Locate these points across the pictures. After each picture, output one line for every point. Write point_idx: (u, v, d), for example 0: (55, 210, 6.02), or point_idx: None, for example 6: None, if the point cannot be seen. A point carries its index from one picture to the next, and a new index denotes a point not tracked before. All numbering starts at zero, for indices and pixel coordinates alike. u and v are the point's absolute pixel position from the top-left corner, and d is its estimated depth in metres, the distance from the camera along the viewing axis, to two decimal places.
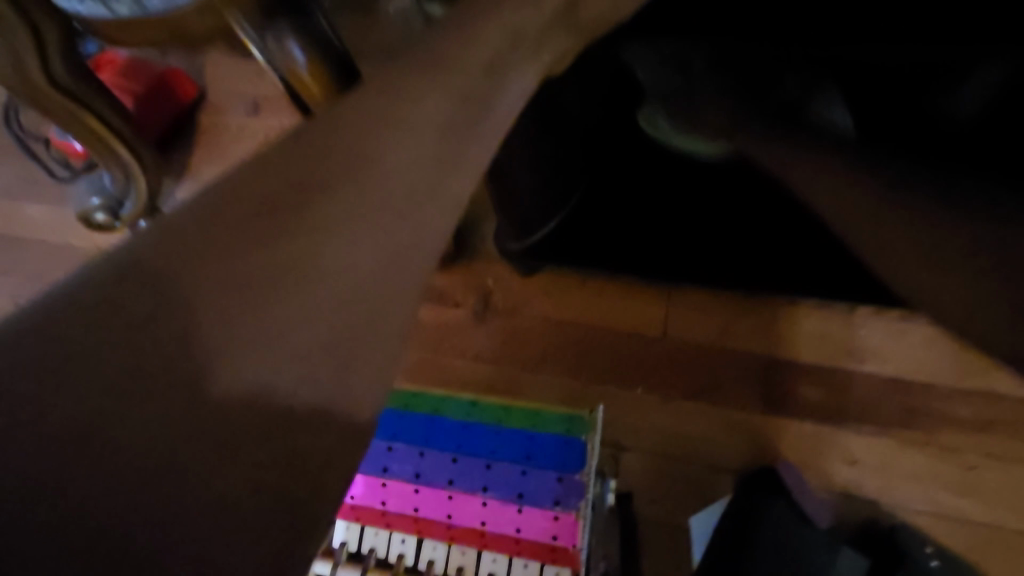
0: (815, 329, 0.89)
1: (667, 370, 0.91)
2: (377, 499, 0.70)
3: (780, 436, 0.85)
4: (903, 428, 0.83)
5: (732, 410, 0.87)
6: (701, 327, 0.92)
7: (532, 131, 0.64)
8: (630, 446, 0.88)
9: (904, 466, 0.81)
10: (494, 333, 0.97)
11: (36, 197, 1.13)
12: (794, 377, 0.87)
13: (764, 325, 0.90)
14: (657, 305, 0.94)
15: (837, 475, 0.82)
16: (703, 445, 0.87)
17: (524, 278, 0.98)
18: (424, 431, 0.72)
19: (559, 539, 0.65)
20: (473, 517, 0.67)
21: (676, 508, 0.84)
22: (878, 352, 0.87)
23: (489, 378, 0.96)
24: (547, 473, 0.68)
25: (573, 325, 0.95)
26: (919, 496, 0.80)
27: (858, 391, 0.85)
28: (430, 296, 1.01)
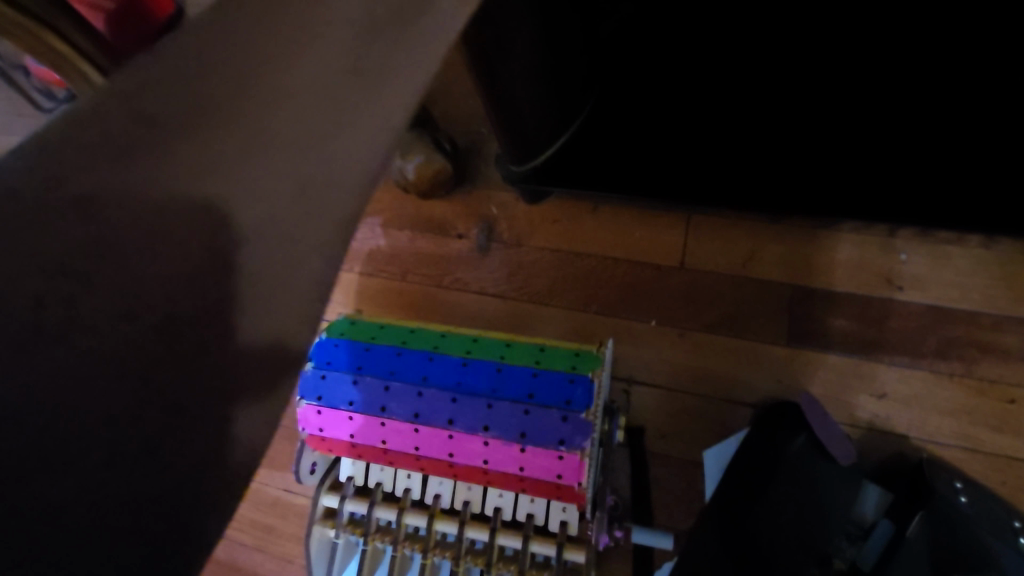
0: (847, 256, 0.81)
1: (684, 301, 0.85)
2: (377, 438, 0.67)
3: (803, 369, 0.80)
4: (939, 359, 0.77)
5: (753, 342, 0.82)
6: (721, 256, 0.85)
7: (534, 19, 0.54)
8: (642, 380, 0.84)
9: (937, 400, 0.76)
10: (498, 266, 0.92)
11: None
12: (821, 307, 0.81)
13: (789, 252, 0.83)
14: (674, 231, 0.87)
15: (862, 409, 0.77)
16: (720, 379, 0.82)
17: (531, 205, 0.91)
18: (421, 368, 0.68)
19: (564, 478, 0.62)
20: (475, 456, 0.65)
21: (688, 444, 0.81)
22: (917, 279, 0.79)
23: (494, 312, 0.91)
24: (551, 412, 0.63)
25: (583, 255, 0.89)
26: (951, 431, 0.75)
27: (891, 320, 0.79)
28: (431, 228, 0.95)
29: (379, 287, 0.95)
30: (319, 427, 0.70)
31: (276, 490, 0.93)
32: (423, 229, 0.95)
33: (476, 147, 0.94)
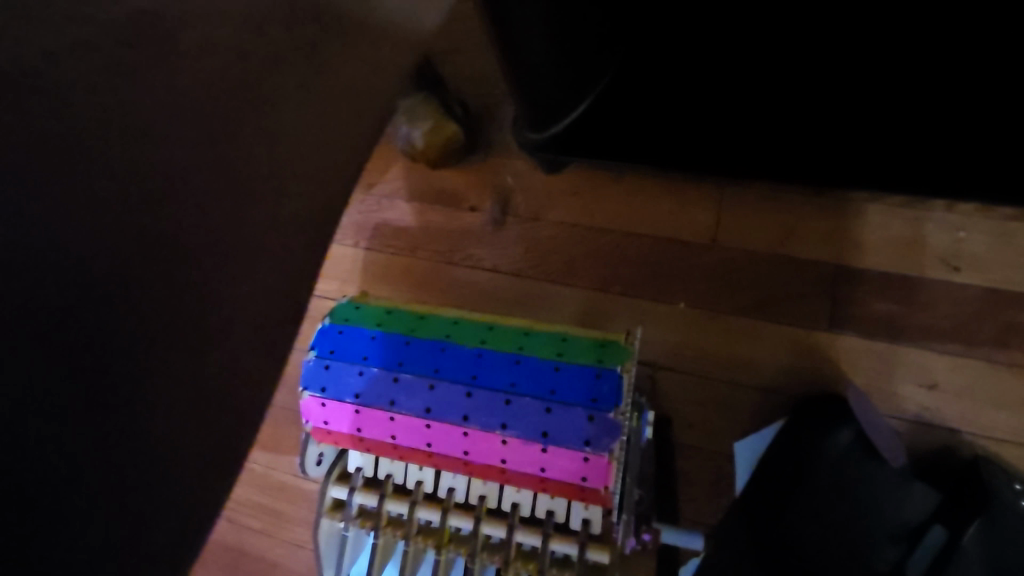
0: (896, 233, 0.74)
1: (715, 282, 0.78)
2: (387, 433, 0.63)
3: (843, 356, 0.74)
4: (997, 347, 0.71)
5: (792, 328, 0.76)
6: (756, 233, 0.78)
7: None
8: (669, 366, 0.78)
9: (993, 392, 0.70)
10: (514, 242, 0.85)
11: None
12: (866, 290, 0.74)
13: (831, 229, 0.75)
14: (707, 206, 0.79)
15: (909, 401, 0.71)
16: (754, 366, 0.76)
17: (550, 175, 0.84)
18: (433, 360, 0.63)
19: (588, 480, 0.58)
20: (492, 455, 0.60)
21: (717, 435, 0.76)
22: (979, 260, 0.72)
23: (510, 292, 0.85)
24: (576, 410, 0.58)
25: (605, 231, 0.82)
26: (1007, 426, 0.69)
27: (945, 305, 0.72)
28: (441, 200, 0.88)
29: (387, 264, 0.89)
30: (324, 420, 0.65)
31: (283, 474, 0.90)
32: (431, 201, 0.88)
33: (489, 110, 0.86)
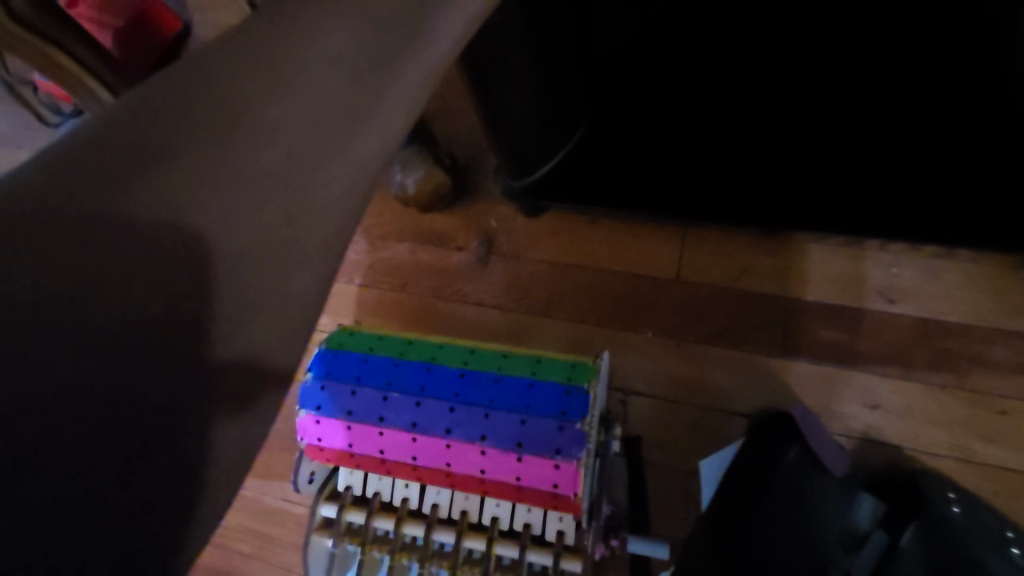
0: (838, 268, 0.83)
1: (681, 313, 0.86)
2: (376, 447, 0.68)
3: (797, 381, 0.81)
4: (932, 371, 0.78)
5: (748, 356, 0.83)
6: (716, 268, 0.86)
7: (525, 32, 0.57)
8: (640, 392, 0.85)
9: (932, 412, 0.77)
10: (499, 279, 0.93)
11: (29, 147, 1.31)
12: (814, 319, 0.82)
13: (781, 264, 0.84)
14: (671, 246, 0.88)
15: (856, 421, 0.78)
16: (714, 390, 0.83)
17: (530, 219, 0.93)
18: (419, 379, 0.69)
19: (560, 487, 0.63)
20: (472, 465, 0.66)
21: (686, 454, 0.82)
22: (913, 293, 0.80)
23: (493, 325, 0.92)
24: (547, 422, 0.64)
25: (581, 268, 0.91)
26: (945, 442, 0.76)
27: (885, 333, 0.80)
28: (433, 241, 0.96)
29: (381, 299, 0.97)
30: (318, 436, 0.71)
31: (275, 499, 0.94)
32: (422, 241, 0.97)
33: (475, 160, 0.96)
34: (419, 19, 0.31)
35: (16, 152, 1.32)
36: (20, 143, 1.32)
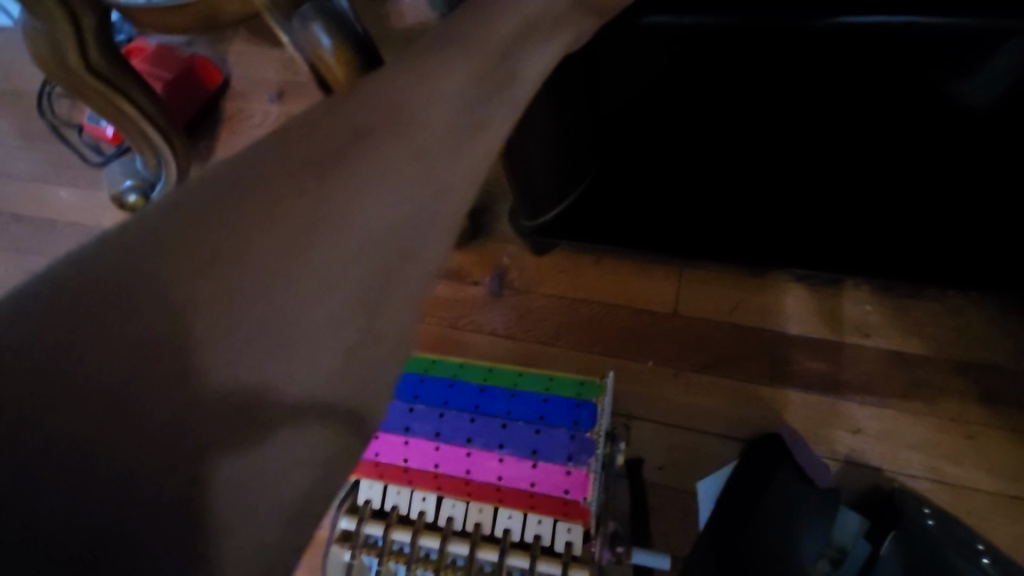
0: (817, 306, 0.92)
1: (677, 344, 0.95)
2: (401, 456, 0.76)
3: (784, 407, 0.88)
4: (904, 399, 0.86)
5: (739, 384, 0.91)
6: (708, 304, 0.95)
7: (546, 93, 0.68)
8: (641, 416, 0.92)
9: (907, 436, 0.84)
10: (509, 311, 1.01)
11: (68, 183, 1.41)
12: (797, 350, 0.91)
13: (766, 301, 0.94)
14: (668, 283, 0.98)
15: (839, 444, 0.85)
16: (710, 415, 0.90)
17: (539, 257, 1.03)
18: (444, 394, 0.78)
19: (571, 493, 0.72)
20: (490, 472, 0.74)
21: (684, 475, 0.88)
22: (885, 328, 0.90)
23: (505, 353, 1.00)
24: (560, 431, 0.74)
25: (586, 302, 0.99)
26: (920, 464, 0.83)
27: (861, 363, 0.89)
28: (449, 276, 1.05)
29: None
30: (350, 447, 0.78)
31: None
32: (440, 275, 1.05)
33: (490, 204, 1.07)
34: (503, 82, 0.42)
35: (53, 187, 1.42)
36: (58, 179, 1.42)
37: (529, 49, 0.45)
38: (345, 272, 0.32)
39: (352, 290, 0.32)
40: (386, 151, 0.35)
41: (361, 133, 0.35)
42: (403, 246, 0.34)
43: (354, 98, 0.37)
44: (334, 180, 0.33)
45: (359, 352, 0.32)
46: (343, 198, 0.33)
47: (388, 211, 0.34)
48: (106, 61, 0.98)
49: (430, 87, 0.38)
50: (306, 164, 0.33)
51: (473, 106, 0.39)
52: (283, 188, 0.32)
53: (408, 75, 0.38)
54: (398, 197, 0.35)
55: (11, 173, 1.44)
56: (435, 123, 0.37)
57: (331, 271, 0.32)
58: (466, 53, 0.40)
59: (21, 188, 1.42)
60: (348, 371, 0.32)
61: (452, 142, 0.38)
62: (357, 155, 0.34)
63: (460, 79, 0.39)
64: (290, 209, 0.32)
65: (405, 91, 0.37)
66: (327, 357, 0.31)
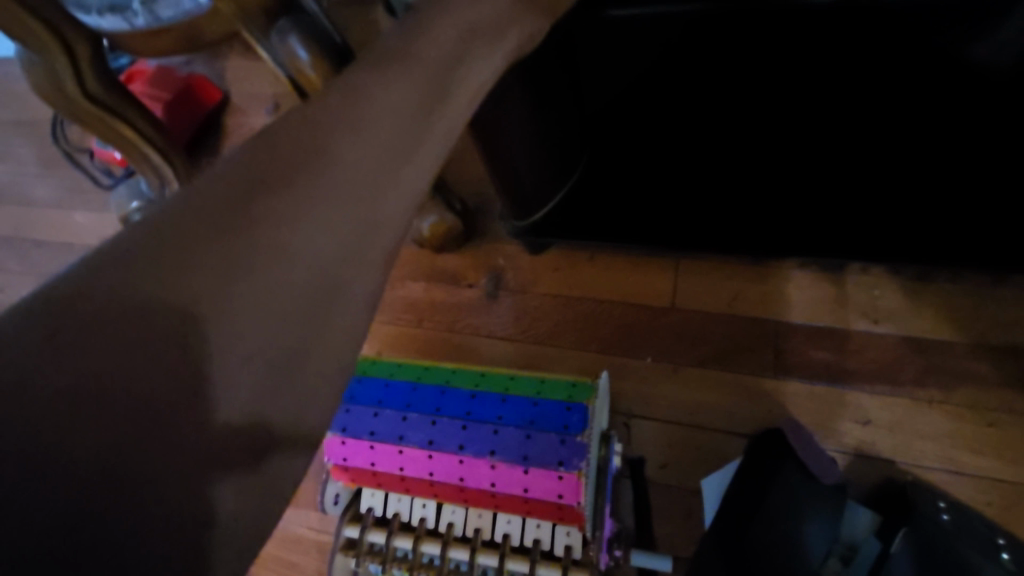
0: (820, 293, 0.89)
1: (677, 338, 0.92)
2: (395, 465, 0.75)
3: (789, 398, 0.85)
4: (917, 387, 0.82)
5: (743, 377, 0.88)
6: (708, 296, 0.93)
7: (519, 85, 0.65)
8: (642, 415, 0.90)
9: (921, 426, 0.81)
10: (506, 312, 1.00)
11: (81, 206, 1.45)
12: (801, 340, 0.88)
13: (767, 289, 0.91)
14: (665, 277, 0.95)
15: (848, 436, 0.82)
16: (713, 410, 0.88)
17: (534, 256, 1.01)
18: (435, 401, 0.77)
19: (564, 497, 0.70)
20: (483, 479, 0.73)
21: (688, 473, 0.86)
22: (893, 312, 0.86)
23: (503, 355, 0.99)
24: (551, 435, 0.72)
25: (582, 299, 0.98)
26: (937, 455, 0.79)
27: (869, 351, 0.85)
28: (446, 279, 1.05)
29: (399, 334, 1.04)
30: (343, 457, 0.77)
31: (298, 528, 0.97)
32: (437, 280, 1.05)
33: (484, 206, 1.06)
34: (447, 86, 0.42)
35: (69, 211, 1.46)
36: (72, 203, 1.47)
37: (474, 50, 0.45)
38: (280, 294, 0.30)
39: (285, 314, 0.30)
40: (319, 165, 0.33)
41: (295, 145, 0.34)
42: (342, 259, 0.33)
43: (290, 113, 0.35)
44: (260, 195, 0.31)
45: (295, 377, 0.30)
46: (274, 214, 0.31)
47: (321, 225, 0.32)
48: (104, 88, 1.01)
49: (367, 95, 0.37)
50: (228, 180, 0.32)
51: (414, 113, 0.39)
52: (203, 208, 0.30)
53: (344, 87, 0.37)
54: (334, 211, 0.33)
55: (28, 200, 1.50)
56: (372, 133, 0.36)
57: (257, 293, 0.30)
58: (406, 62, 0.40)
59: (39, 214, 1.48)
60: (286, 399, 0.30)
61: (391, 153, 0.36)
62: (286, 169, 0.33)
63: (399, 87, 0.38)
64: (216, 226, 0.30)
65: (343, 102, 0.36)
66: (255, 387, 0.29)
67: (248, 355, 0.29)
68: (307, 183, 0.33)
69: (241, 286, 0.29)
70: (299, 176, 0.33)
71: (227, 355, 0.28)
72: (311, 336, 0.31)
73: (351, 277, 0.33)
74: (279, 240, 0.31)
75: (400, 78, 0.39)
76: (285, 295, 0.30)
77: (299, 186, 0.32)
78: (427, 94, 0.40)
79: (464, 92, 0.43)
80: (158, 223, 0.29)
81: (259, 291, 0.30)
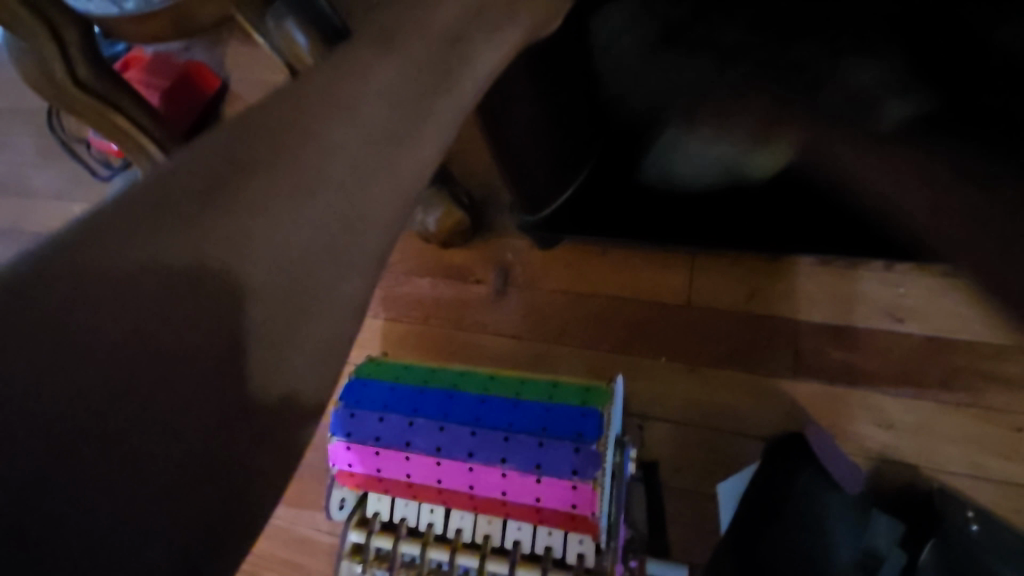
0: (844, 290, 0.85)
1: (693, 337, 0.89)
2: (403, 471, 0.73)
3: (808, 400, 0.83)
4: (944, 390, 0.79)
5: (760, 378, 0.85)
6: (725, 293, 0.89)
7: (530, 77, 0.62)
8: (656, 416, 0.87)
9: (946, 431, 0.78)
10: (514, 308, 0.98)
11: (81, 198, 1.43)
12: (822, 340, 0.84)
13: (787, 286, 0.87)
14: (680, 273, 0.91)
15: (870, 440, 0.79)
16: (729, 412, 0.85)
17: (544, 251, 0.97)
18: (443, 405, 0.74)
19: (578, 507, 0.69)
20: (493, 487, 0.71)
21: (703, 477, 0.84)
22: (921, 312, 0.82)
23: (512, 354, 0.96)
24: (564, 444, 0.69)
25: (594, 296, 0.94)
26: (962, 460, 0.77)
27: (893, 352, 0.82)
28: (452, 274, 1.02)
29: (405, 332, 1.01)
30: (348, 462, 0.75)
31: (304, 529, 0.95)
32: (443, 275, 1.02)
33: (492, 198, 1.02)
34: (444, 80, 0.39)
35: (69, 203, 1.44)
36: (72, 194, 1.44)
37: (475, 41, 0.43)
38: (251, 307, 0.30)
39: (253, 329, 0.29)
40: (294, 168, 0.32)
41: (270, 145, 0.32)
42: (314, 270, 0.32)
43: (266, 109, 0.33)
44: (228, 202, 0.30)
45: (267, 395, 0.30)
46: (242, 222, 0.30)
47: (293, 234, 0.31)
48: (96, 76, 0.97)
49: (352, 88, 0.35)
50: (195, 179, 0.30)
51: (405, 108, 0.36)
52: (167, 213, 0.29)
53: (329, 77, 0.35)
54: (310, 220, 0.32)
55: (28, 190, 1.47)
56: (356, 130, 0.34)
57: (223, 307, 0.29)
58: (398, 52, 0.38)
59: (40, 206, 1.45)
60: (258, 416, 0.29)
61: (375, 154, 0.35)
62: (258, 172, 0.31)
63: (390, 79, 0.36)
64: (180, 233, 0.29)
65: (325, 94, 0.34)
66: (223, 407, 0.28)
67: (227, 366, 0.29)
68: (282, 188, 0.31)
69: (208, 300, 0.29)
70: (272, 182, 0.31)
71: (199, 370, 0.28)
72: (289, 348, 0.31)
73: (337, 279, 0.32)
74: (249, 252, 0.30)
75: (393, 67, 0.37)
76: (260, 308, 0.30)
77: (273, 192, 0.31)
78: (423, 84, 0.38)
79: (462, 85, 0.41)
80: (119, 227, 0.28)
81: (230, 302, 0.29)
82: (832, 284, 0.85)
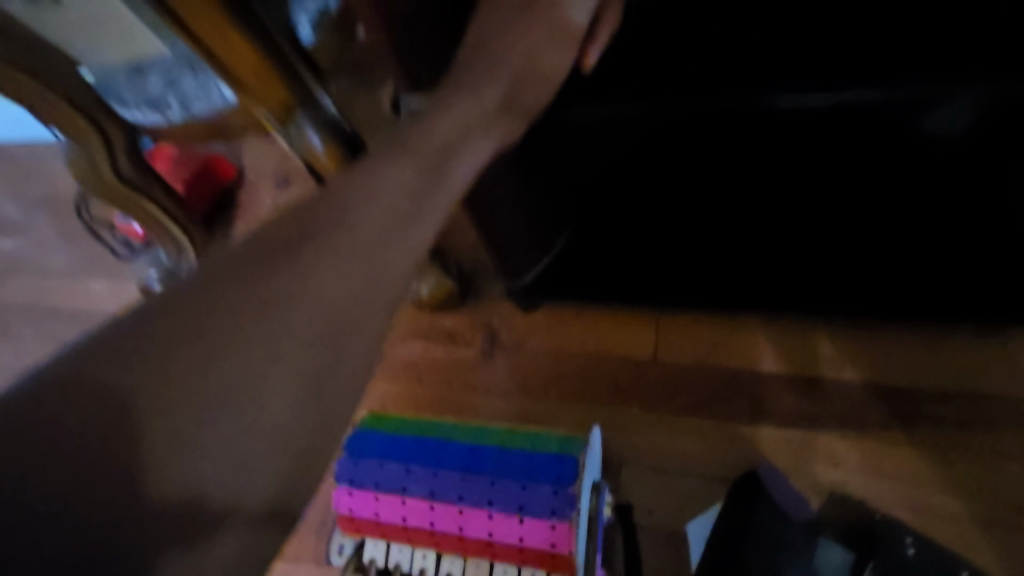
0: (791, 345, 0.96)
1: (662, 390, 0.99)
2: (399, 515, 0.81)
3: (763, 443, 0.91)
4: (884, 430, 0.88)
5: (722, 424, 0.94)
6: (686, 347, 1.00)
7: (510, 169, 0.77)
8: (632, 463, 0.95)
9: (888, 468, 0.86)
10: (500, 367, 1.08)
11: (101, 277, 1.54)
12: (776, 389, 0.94)
13: (742, 344, 0.98)
14: (647, 333, 1.03)
15: (824, 478, 0.88)
16: (695, 457, 0.93)
17: (526, 315, 1.09)
18: (436, 453, 0.82)
19: (557, 546, 0.76)
20: (481, 529, 0.79)
21: (675, 516, 0.91)
22: (856, 361, 0.93)
23: (499, 410, 1.05)
24: (544, 487, 0.77)
25: (571, 354, 1.05)
26: (905, 494, 0.85)
27: (837, 398, 0.91)
28: (442, 338, 1.12)
29: (399, 391, 1.11)
30: (349, 507, 0.83)
31: None
32: (435, 339, 1.12)
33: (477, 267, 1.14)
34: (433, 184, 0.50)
35: (88, 280, 1.55)
36: (91, 273, 1.55)
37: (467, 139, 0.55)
38: (279, 380, 0.38)
39: (283, 392, 0.38)
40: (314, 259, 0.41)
41: (296, 238, 0.42)
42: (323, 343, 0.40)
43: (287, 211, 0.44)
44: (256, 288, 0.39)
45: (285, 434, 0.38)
46: (269, 308, 0.39)
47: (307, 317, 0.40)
48: (134, 168, 1.11)
49: (360, 190, 0.45)
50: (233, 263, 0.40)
51: (403, 205, 0.47)
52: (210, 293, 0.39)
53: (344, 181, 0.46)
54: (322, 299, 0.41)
55: (49, 270, 1.58)
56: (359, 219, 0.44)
57: (254, 381, 0.38)
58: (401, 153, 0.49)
59: (57, 285, 1.55)
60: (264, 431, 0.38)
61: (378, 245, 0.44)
62: (281, 264, 0.41)
63: (388, 183, 0.47)
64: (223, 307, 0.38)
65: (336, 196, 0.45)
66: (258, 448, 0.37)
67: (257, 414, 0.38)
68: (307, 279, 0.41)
69: (249, 372, 0.38)
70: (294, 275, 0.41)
71: (236, 418, 0.37)
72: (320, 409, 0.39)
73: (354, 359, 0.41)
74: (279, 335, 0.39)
75: (407, 159, 0.49)
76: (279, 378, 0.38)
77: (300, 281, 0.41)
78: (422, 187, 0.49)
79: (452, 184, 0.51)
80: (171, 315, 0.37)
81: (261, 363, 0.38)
82: (776, 336, 0.97)
